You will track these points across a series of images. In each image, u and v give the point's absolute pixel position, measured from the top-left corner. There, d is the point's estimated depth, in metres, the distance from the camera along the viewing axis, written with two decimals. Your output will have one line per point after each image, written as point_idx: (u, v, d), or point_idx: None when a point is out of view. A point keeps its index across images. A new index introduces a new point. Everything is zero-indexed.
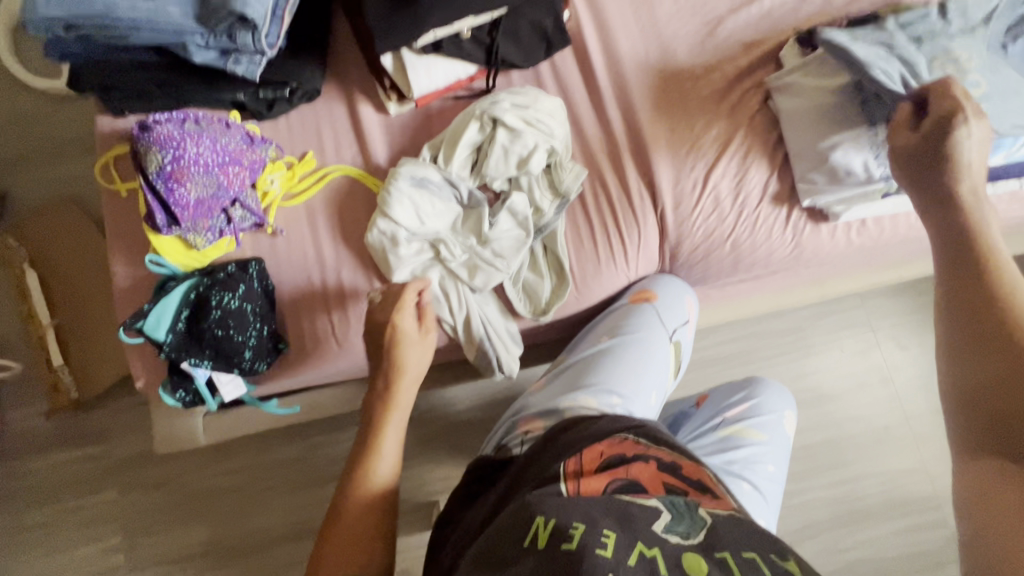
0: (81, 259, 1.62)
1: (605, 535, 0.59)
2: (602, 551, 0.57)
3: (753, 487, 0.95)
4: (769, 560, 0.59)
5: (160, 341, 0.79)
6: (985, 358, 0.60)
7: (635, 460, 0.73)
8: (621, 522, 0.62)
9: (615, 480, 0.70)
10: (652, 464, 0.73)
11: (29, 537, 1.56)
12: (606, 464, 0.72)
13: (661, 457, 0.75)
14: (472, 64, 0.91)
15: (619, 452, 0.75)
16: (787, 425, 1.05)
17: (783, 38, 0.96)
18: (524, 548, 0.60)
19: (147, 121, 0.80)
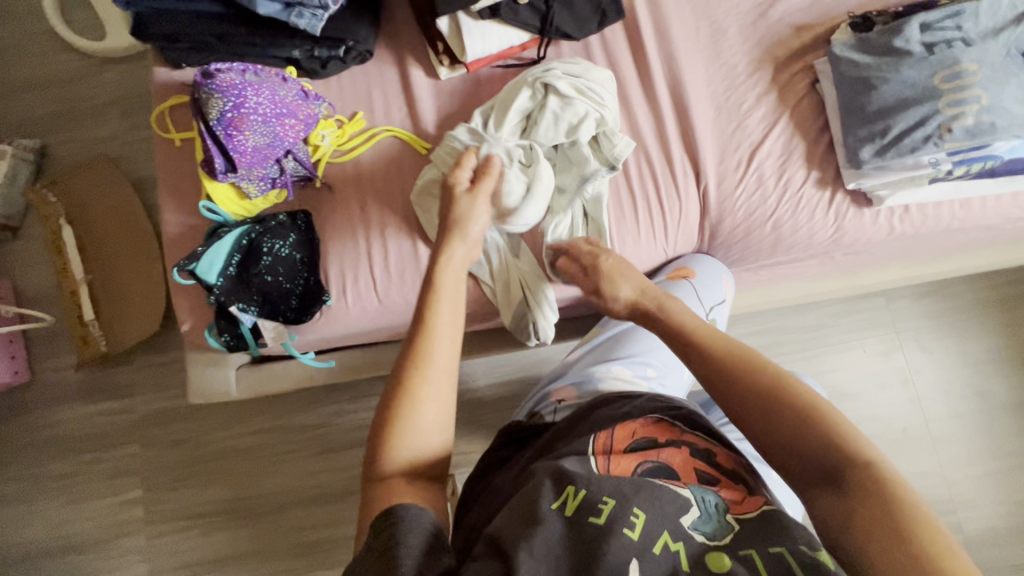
0: (121, 215, 1.58)
1: (634, 515, 0.58)
2: (629, 532, 0.57)
3: (779, 476, 0.96)
4: (798, 550, 0.55)
5: (211, 284, 0.82)
6: (760, 404, 0.64)
7: (666, 445, 0.73)
8: (657, 503, 0.60)
9: (645, 463, 0.70)
10: (686, 450, 0.73)
11: (40, 489, 1.53)
12: (637, 447, 0.73)
13: (695, 444, 0.73)
14: (527, 32, 0.92)
15: (651, 435, 0.74)
16: None
17: (835, 23, 0.96)
18: (551, 509, 0.60)
19: (209, 69, 0.82)
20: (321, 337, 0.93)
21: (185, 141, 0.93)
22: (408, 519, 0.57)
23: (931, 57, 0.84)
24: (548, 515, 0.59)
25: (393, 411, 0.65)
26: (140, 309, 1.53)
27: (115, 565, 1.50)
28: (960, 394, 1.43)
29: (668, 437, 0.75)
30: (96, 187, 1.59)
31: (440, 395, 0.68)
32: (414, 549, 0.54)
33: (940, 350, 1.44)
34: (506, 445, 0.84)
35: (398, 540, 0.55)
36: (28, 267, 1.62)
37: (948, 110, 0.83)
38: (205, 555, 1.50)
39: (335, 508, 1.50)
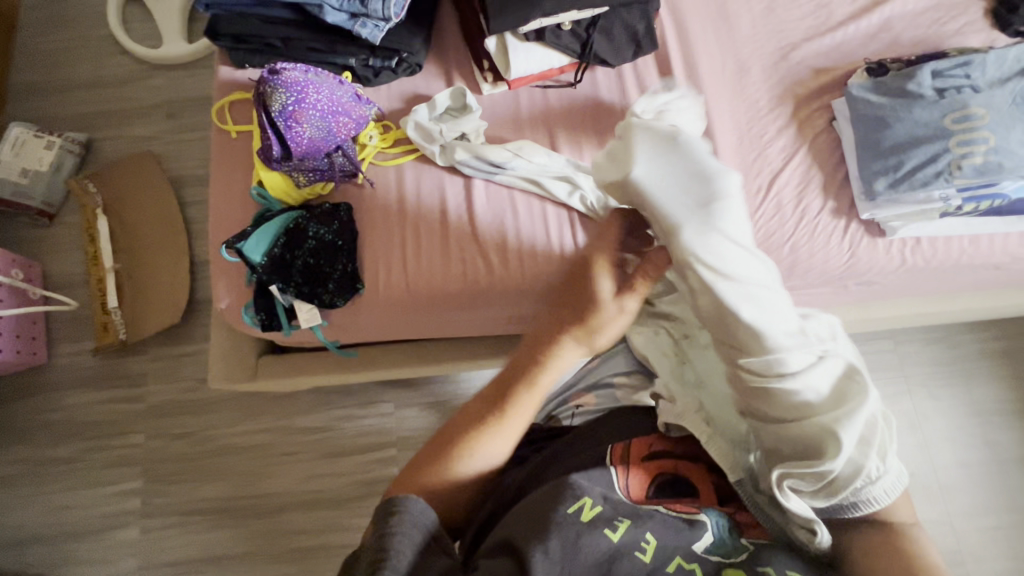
0: (157, 208, 1.63)
1: (647, 540, 0.61)
2: (642, 555, 0.59)
3: None
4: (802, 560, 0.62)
5: (255, 263, 0.88)
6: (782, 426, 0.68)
7: (682, 458, 0.74)
8: (672, 523, 0.64)
9: (660, 476, 0.71)
10: (705, 467, 0.74)
11: (37, 472, 1.49)
12: (652, 458, 0.73)
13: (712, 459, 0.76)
14: (566, 56, 1.01)
15: (665, 447, 0.75)
16: None
17: (852, 68, 1.04)
18: (568, 514, 0.61)
19: (275, 66, 0.92)
20: (350, 329, 0.95)
21: (240, 133, 0.99)
22: (408, 512, 0.58)
23: (942, 101, 0.91)
24: (562, 521, 0.60)
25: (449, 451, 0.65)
26: (162, 299, 1.55)
27: (102, 559, 1.44)
28: (966, 442, 1.43)
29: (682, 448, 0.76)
30: (136, 180, 1.65)
31: (506, 441, 0.67)
32: (410, 540, 0.57)
33: (947, 398, 1.45)
34: (520, 446, 0.82)
35: (399, 528, 0.57)
36: (57, 251, 1.64)
37: (957, 148, 0.89)
38: (198, 556, 1.43)
39: (336, 513, 1.44)
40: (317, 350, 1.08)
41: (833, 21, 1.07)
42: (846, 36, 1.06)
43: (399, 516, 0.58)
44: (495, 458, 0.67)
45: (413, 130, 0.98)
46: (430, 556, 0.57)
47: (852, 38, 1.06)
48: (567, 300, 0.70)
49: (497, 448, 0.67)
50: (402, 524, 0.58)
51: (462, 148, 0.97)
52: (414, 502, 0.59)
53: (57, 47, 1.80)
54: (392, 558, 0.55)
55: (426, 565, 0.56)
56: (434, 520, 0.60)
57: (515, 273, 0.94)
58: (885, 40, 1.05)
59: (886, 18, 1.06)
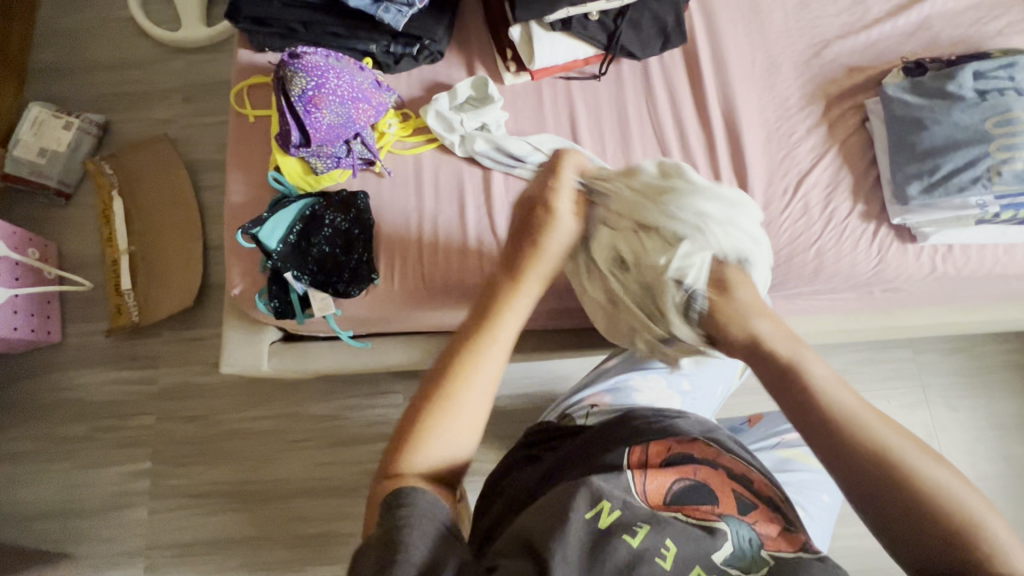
0: (173, 190, 1.63)
1: (666, 546, 0.58)
2: (663, 561, 0.56)
3: (829, 500, 0.93)
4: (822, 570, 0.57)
5: (270, 249, 0.87)
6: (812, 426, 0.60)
7: (702, 463, 0.70)
8: (691, 531, 0.60)
9: (681, 479, 0.68)
10: (721, 472, 0.69)
11: (50, 450, 1.51)
12: (672, 462, 0.70)
13: (734, 467, 0.71)
14: (592, 48, 0.98)
15: (685, 451, 0.72)
16: None
17: (887, 67, 1.00)
18: (584, 519, 0.59)
19: (296, 51, 0.91)
20: (363, 317, 0.94)
21: (258, 117, 0.98)
22: (418, 503, 0.57)
23: (983, 103, 0.88)
24: (578, 519, 0.59)
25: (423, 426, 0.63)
26: (175, 282, 1.55)
27: (110, 538, 1.45)
28: (984, 455, 1.39)
29: (704, 456, 0.72)
30: (153, 163, 1.65)
31: (483, 395, 0.66)
32: (419, 537, 0.55)
33: (966, 410, 1.42)
34: (533, 446, 0.82)
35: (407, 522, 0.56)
36: (73, 231, 1.65)
37: (997, 153, 0.86)
38: (204, 538, 1.44)
39: (342, 502, 1.44)
40: (329, 339, 1.07)
41: (869, 18, 1.03)
42: (882, 34, 1.02)
43: (408, 508, 0.57)
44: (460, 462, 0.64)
45: (433, 119, 0.96)
46: (445, 549, 0.55)
47: (889, 36, 1.02)
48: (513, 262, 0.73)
49: (474, 419, 0.65)
50: (411, 517, 0.56)
51: (483, 140, 0.95)
52: (423, 495, 0.58)
53: (77, 28, 1.80)
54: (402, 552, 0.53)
55: (442, 557, 0.55)
56: (446, 512, 0.59)
57: None
58: (924, 39, 1.02)
59: (925, 16, 1.03)
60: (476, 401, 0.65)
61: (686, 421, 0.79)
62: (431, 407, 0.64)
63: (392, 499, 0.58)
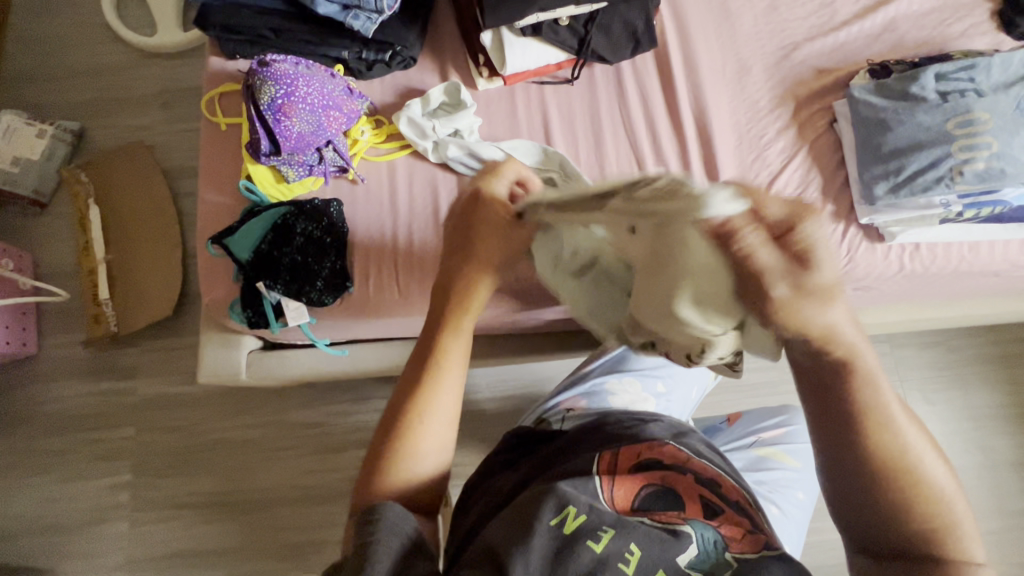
0: (150, 198, 1.61)
1: (630, 552, 0.58)
2: (625, 566, 0.57)
3: (806, 497, 0.94)
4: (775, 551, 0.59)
5: (242, 259, 0.88)
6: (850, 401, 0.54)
7: (670, 468, 0.70)
8: (655, 536, 0.60)
9: (647, 486, 0.68)
10: (688, 476, 0.70)
11: (28, 464, 1.48)
12: (640, 467, 0.70)
13: (701, 471, 0.71)
14: (564, 52, 0.99)
15: (654, 457, 0.72)
16: None
17: (854, 69, 1.02)
18: (549, 526, 0.59)
19: (265, 59, 0.90)
20: (340, 325, 0.94)
21: (230, 125, 0.98)
22: (387, 520, 0.58)
23: (944, 104, 0.89)
24: (543, 525, 0.59)
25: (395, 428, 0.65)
26: (153, 291, 1.53)
27: (92, 551, 1.43)
28: (960, 448, 1.42)
29: (673, 460, 0.72)
30: (129, 170, 1.62)
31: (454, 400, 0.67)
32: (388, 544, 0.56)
33: (943, 403, 1.44)
34: (510, 450, 0.82)
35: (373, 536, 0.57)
36: (48, 240, 1.63)
37: (960, 153, 0.88)
38: (189, 550, 1.42)
39: (327, 509, 1.44)
40: (308, 347, 1.07)
41: (836, 21, 1.05)
42: (849, 36, 1.04)
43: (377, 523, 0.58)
44: (442, 463, 0.67)
45: (406, 125, 0.96)
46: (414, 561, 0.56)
47: (856, 38, 1.04)
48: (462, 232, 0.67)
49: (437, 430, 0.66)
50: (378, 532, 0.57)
51: (455, 145, 0.95)
52: (389, 513, 0.58)
53: (51, 34, 1.77)
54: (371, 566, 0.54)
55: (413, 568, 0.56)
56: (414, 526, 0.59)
57: None
58: (889, 40, 1.03)
59: (890, 18, 1.05)
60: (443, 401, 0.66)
61: (658, 424, 0.80)
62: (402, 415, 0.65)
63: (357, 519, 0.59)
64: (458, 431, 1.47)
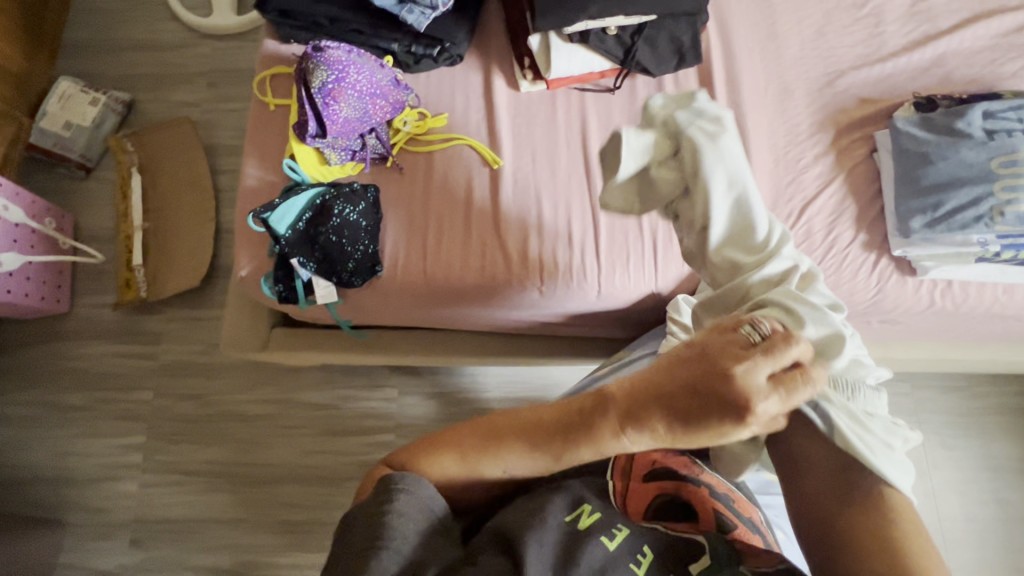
0: (189, 172, 1.66)
1: (642, 554, 0.58)
2: (635, 568, 0.56)
3: None
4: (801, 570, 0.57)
5: (280, 234, 0.89)
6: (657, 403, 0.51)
7: (685, 480, 0.70)
8: (667, 542, 0.60)
9: (661, 495, 0.69)
10: (703, 490, 0.70)
11: (50, 417, 1.53)
12: (653, 476, 0.70)
13: (717, 486, 0.71)
14: (609, 61, 1.00)
15: (669, 466, 0.71)
16: None
17: (898, 101, 1.01)
18: (561, 521, 0.58)
19: (319, 44, 0.93)
20: (366, 306, 0.96)
21: (278, 106, 1.01)
22: (411, 496, 0.55)
23: (990, 143, 0.89)
24: (556, 520, 0.58)
25: (458, 449, 0.59)
26: (183, 262, 1.58)
27: (100, 509, 1.47)
28: (976, 498, 1.38)
29: (688, 470, 0.71)
30: (172, 144, 1.68)
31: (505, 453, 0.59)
32: (410, 520, 0.54)
33: (960, 450, 1.41)
34: None
35: (394, 510, 0.54)
36: (90, 204, 1.69)
37: (1001, 193, 0.87)
38: (192, 517, 1.45)
39: (330, 491, 1.46)
40: (328, 327, 1.09)
41: (884, 51, 1.04)
42: (897, 68, 1.03)
43: (398, 497, 0.55)
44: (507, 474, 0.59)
45: (526, 86, 1.02)
46: (435, 543, 0.55)
47: (903, 70, 1.03)
48: (684, 405, 0.50)
49: (515, 471, 0.59)
50: (405, 505, 0.54)
51: (533, 114, 1.02)
52: (423, 485, 0.56)
53: (112, 9, 1.84)
54: (390, 539, 0.52)
55: (428, 560, 0.53)
56: (442, 508, 0.57)
57: (536, 268, 0.94)
58: (937, 75, 1.03)
59: (940, 53, 1.04)
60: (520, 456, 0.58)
61: None
62: (469, 455, 0.58)
63: (384, 484, 0.56)
64: None
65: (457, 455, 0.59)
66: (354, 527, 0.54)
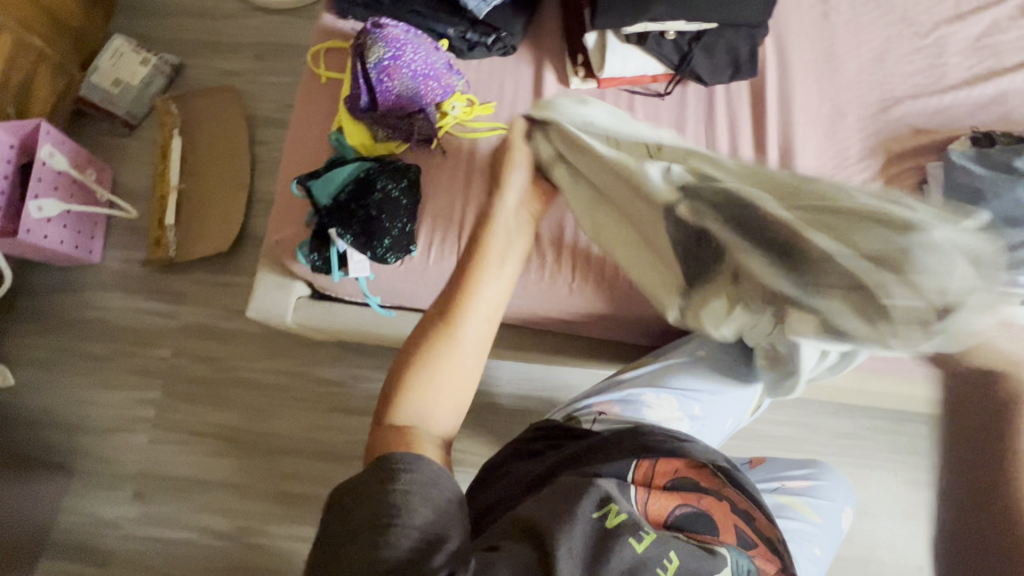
0: (229, 139, 1.69)
1: (669, 559, 0.56)
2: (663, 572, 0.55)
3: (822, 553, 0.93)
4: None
5: (319, 204, 0.92)
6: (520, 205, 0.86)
7: (706, 492, 0.71)
8: (692, 550, 0.59)
9: (683, 504, 0.68)
10: (724, 503, 0.70)
11: (70, 364, 1.56)
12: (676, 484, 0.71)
13: (737, 501, 0.71)
14: (663, 65, 1.00)
15: (690, 476, 0.72)
16: (844, 520, 0.97)
17: (954, 134, 0.99)
18: (590, 516, 0.58)
19: (379, 21, 0.96)
20: (397, 284, 0.96)
21: (330, 79, 1.02)
22: (414, 470, 0.56)
23: None
24: (586, 517, 0.58)
25: (418, 363, 0.70)
26: (214, 226, 1.60)
27: (108, 458, 1.49)
28: None
29: (708, 483, 0.72)
30: (215, 110, 1.71)
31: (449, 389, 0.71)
32: (415, 495, 0.54)
33: None
34: (540, 439, 0.83)
35: (399, 486, 0.54)
36: (130, 161, 1.72)
37: None
38: (195, 477, 1.47)
39: (333, 467, 1.47)
40: (354, 303, 1.09)
41: (944, 84, 1.03)
42: (955, 100, 1.01)
43: (400, 470, 0.56)
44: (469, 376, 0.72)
45: (577, 83, 1.02)
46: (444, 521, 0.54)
47: (961, 103, 1.01)
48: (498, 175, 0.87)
49: (471, 349, 0.72)
50: (410, 481, 0.55)
51: None
52: (425, 464, 0.57)
53: None
54: (396, 516, 0.52)
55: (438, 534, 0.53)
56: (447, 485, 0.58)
57: None
58: (997, 112, 1.00)
59: (1002, 90, 1.02)
60: (464, 349, 0.71)
61: (698, 444, 0.76)
62: (426, 359, 0.70)
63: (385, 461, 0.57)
64: (472, 420, 1.48)
65: (419, 364, 0.70)
66: (356, 508, 0.54)
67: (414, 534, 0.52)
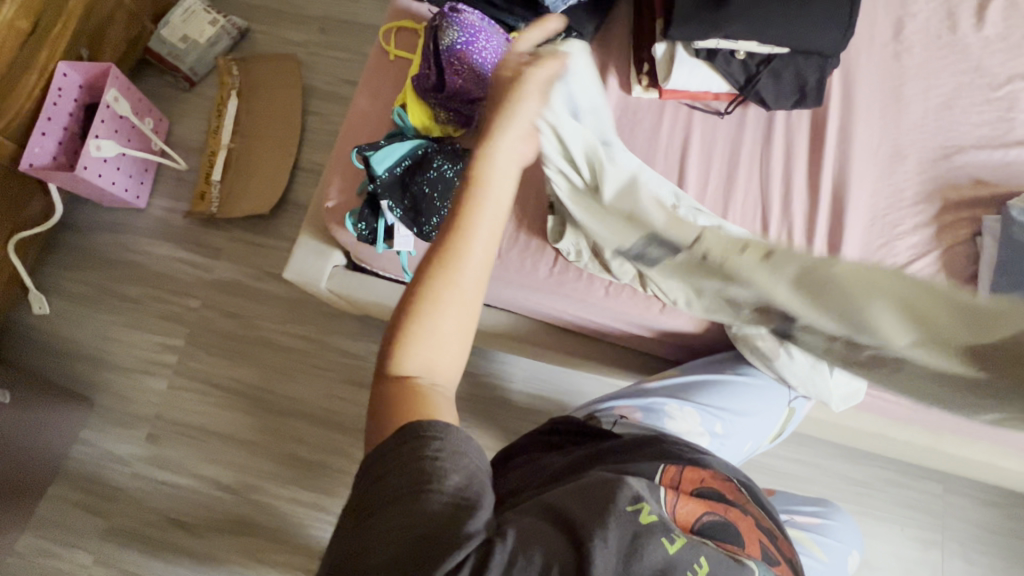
0: (284, 105, 1.73)
1: (700, 563, 0.56)
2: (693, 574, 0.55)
3: None
4: None
5: (376, 174, 0.93)
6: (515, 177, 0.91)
7: (733, 504, 0.70)
8: (722, 558, 0.59)
9: (710, 512, 0.68)
10: (750, 518, 0.70)
11: (103, 301, 1.62)
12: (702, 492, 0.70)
13: (761, 518, 0.71)
14: (727, 84, 1.01)
15: (716, 487, 0.72)
16: (850, 563, 0.96)
17: (1015, 189, 0.98)
18: (624, 510, 0.58)
19: (457, 7, 0.97)
20: None
21: (398, 57, 1.05)
22: (447, 435, 0.56)
23: None
24: (619, 514, 0.57)
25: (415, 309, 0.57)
26: (258, 188, 1.65)
27: (127, 398, 1.54)
28: None
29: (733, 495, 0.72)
30: (274, 76, 1.75)
31: (468, 315, 0.58)
32: (444, 460, 0.54)
33: (983, 567, 1.33)
34: (562, 432, 0.85)
35: (431, 451, 0.55)
36: (188, 115, 1.78)
37: None
38: (207, 427, 1.51)
39: (339, 437, 1.49)
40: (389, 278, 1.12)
41: (1010, 138, 1.01)
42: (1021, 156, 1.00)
43: (431, 436, 0.55)
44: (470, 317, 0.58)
45: (639, 90, 1.03)
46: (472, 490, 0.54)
47: None
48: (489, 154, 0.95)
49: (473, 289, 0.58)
50: (440, 449, 0.55)
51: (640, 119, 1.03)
52: (456, 432, 0.56)
53: None
54: (426, 482, 0.53)
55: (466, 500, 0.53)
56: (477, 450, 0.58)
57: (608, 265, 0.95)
58: None
59: None
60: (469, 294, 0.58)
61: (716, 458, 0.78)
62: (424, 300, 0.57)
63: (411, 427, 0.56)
64: (481, 411, 1.49)
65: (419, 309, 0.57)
66: (389, 471, 0.55)
67: (445, 499, 0.52)
